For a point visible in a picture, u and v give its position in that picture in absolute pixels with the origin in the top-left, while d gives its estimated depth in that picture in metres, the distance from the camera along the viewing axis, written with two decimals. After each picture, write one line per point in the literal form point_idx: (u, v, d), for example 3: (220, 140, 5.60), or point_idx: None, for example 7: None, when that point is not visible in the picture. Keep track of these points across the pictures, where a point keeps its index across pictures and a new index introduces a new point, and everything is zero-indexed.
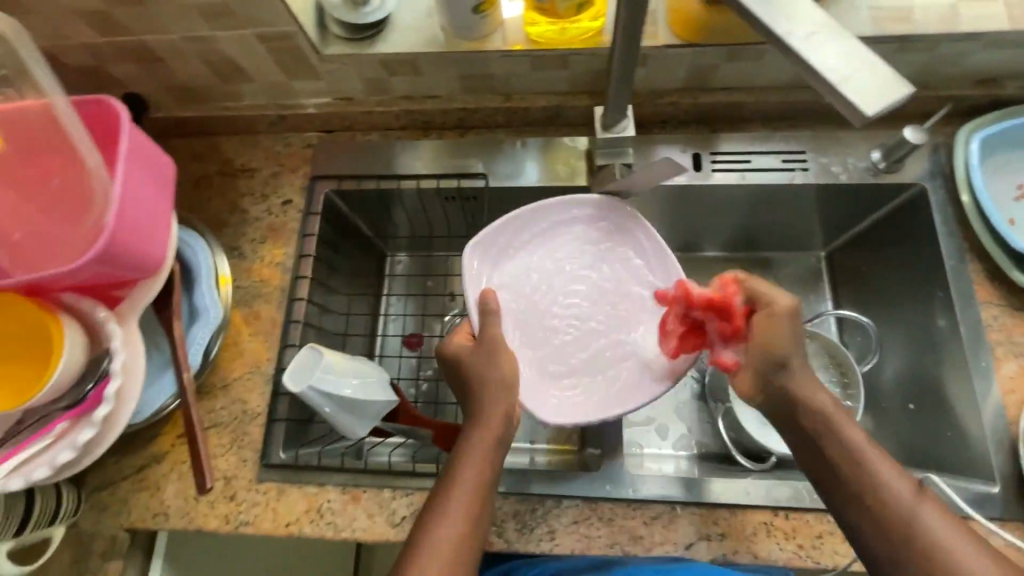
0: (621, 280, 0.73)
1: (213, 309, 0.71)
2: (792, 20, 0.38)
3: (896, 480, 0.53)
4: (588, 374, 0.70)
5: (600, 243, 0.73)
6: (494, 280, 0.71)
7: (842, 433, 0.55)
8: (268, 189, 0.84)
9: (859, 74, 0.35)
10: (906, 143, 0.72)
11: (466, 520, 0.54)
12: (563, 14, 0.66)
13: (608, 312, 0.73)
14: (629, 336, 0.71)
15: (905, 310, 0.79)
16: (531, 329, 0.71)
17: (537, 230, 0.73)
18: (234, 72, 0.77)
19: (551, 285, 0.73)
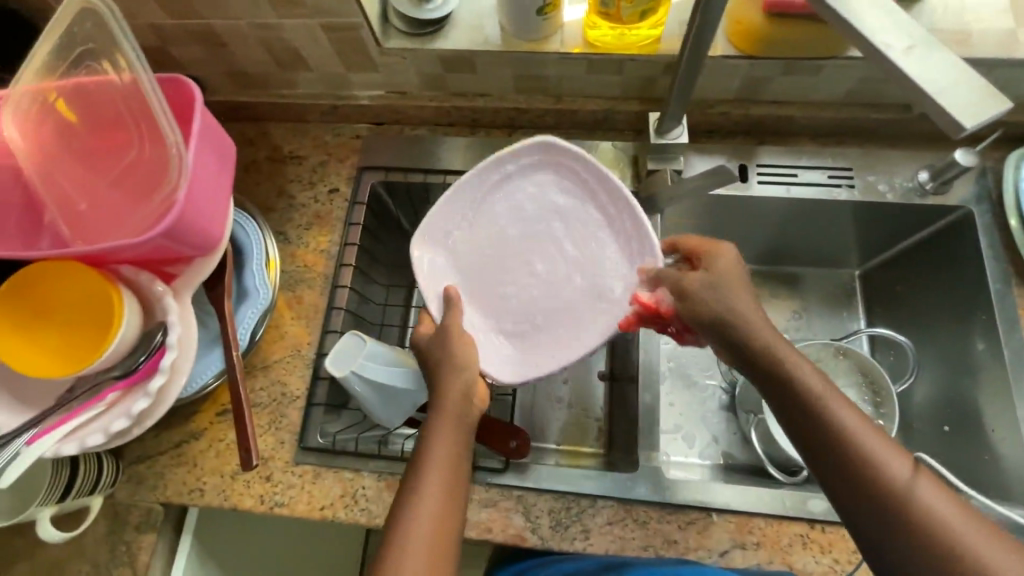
0: (580, 228, 0.69)
1: (263, 291, 0.72)
2: (890, 32, 0.39)
3: (887, 455, 0.49)
4: (553, 323, 0.67)
5: (541, 189, 0.70)
6: (446, 264, 0.69)
7: (822, 407, 0.52)
8: (316, 176, 0.85)
9: (956, 88, 0.37)
10: (956, 165, 0.72)
11: (447, 488, 0.54)
12: (626, 20, 0.66)
13: (561, 255, 0.69)
14: (585, 276, 0.68)
15: (943, 332, 0.80)
16: (490, 298, 0.69)
17: (490, 188, 0.70)
18: (293, 60, 0.78)
19: (503, 248, 0.70)
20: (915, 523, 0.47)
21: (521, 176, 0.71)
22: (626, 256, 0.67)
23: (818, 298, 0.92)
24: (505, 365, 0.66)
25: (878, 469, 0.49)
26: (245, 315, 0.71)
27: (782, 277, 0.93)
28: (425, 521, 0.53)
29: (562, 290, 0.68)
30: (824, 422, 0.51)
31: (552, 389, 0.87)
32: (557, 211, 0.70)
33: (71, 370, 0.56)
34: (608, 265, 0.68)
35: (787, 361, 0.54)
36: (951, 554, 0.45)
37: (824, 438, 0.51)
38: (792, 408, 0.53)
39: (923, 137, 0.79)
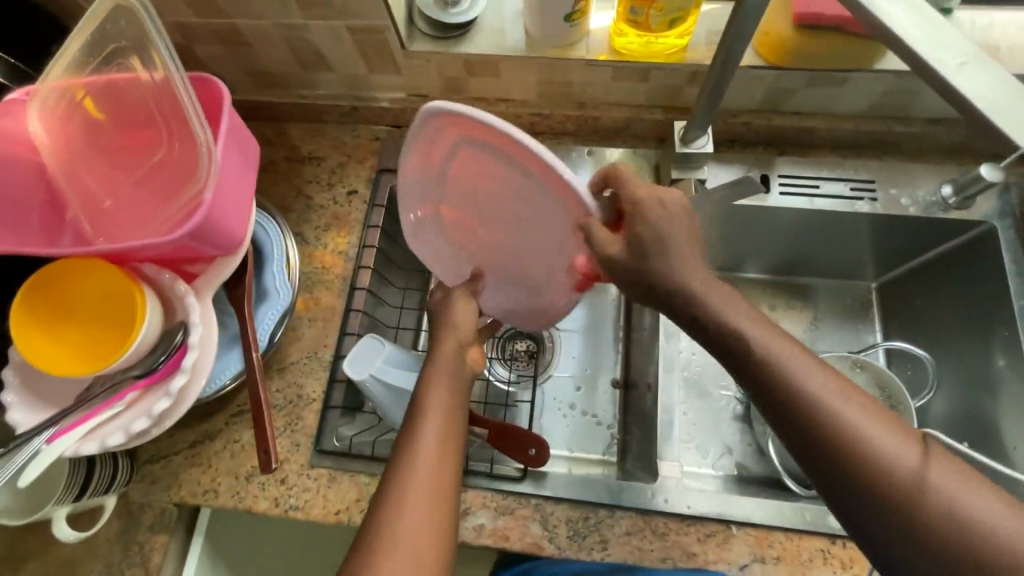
0: (511, 184, 0.57)
1: (283, 292, 0.72)
2: (942, 45, 0.39)
3: (892, 443, 0.44)
4: (533, 267, 0.65)
5: (454, 152, 0.57)
6: (420, 233, 0.68)
7: (803, 385, 0.47)
8: (334, 177, 0.85)
9: (1010, 104, 0.37)
10: (981, 180, 0.71)
11: (440, 474, 0.51)
12: (655, 29, 0.65)
13: (507, 208, 0.60)
14: (538, 226, 0.60)
15: (962, 347, 0.79)
16: (472, 250, 0.68)
17: (421, 169, 0.60)
18: (315, 61, 0.78)
19: (455, 208, 0.64)
20: (917, 500, 0.42)
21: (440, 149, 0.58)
22: (569, 211, 0.56)
23: (834, 309, 0.91)
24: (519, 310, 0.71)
25: (869, 444, 0.44)
26: (264, 318, 0.71)
27: (798, 287, 0.93)
28: (414, 506, 0.49)
29: (529, 242, 0.63)
30: (804, 400, 0.46)
31: (566, 395, 0.86)
32: (494, 179, 0.58)
33: (94, 368, 0.56)
34: (554, 216, 0.58)
35: (759, 335, 0.49)
36: (958, 530, 0.41)
37: (807, 420, 0.46)
38: (768, 388, 0.48)
39: (945, 151, 0.79)
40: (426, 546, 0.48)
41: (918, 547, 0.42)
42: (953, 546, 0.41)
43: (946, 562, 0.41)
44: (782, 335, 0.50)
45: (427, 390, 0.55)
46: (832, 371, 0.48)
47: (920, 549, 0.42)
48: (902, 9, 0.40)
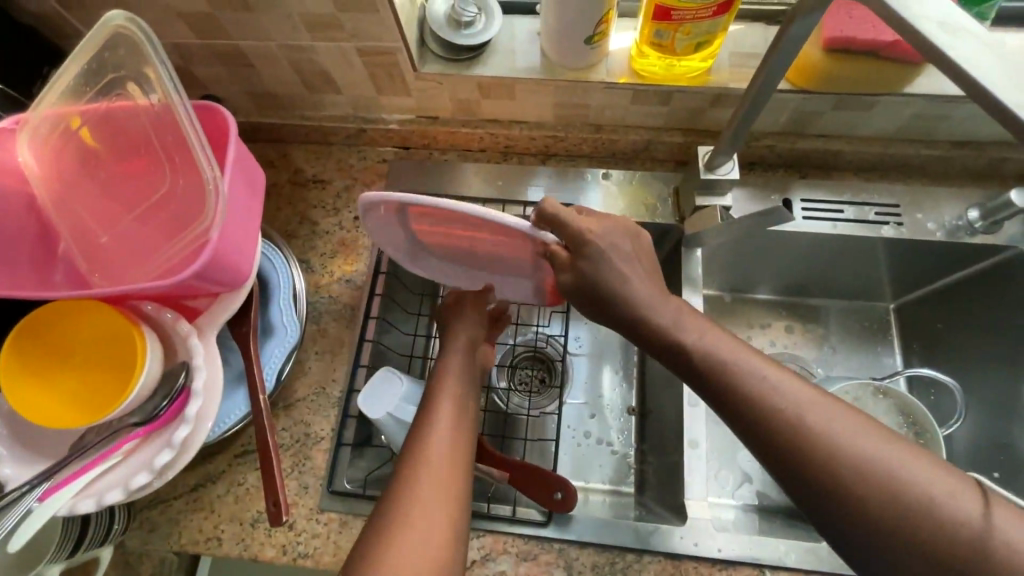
0: (452, 227, 0.57)
1: (291, 327, 0.68)
2: (1014, 81, 0.35)
3: (939, 484, 0.42)
4: (503, 270, 0.66)
5: (402, 219, 0.58)
6: (416, 262, 0.70)
7: (825, 427, 0.44)
8: (340, 202, 0.82)
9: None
10: (1011, 205, 0.69)
11: (451, 466, 0.53)
12: (680, 52, 0.63)
13: (458, 239, 0.60)
14: (488, 246, 0.60)
15: (990, 375, 0.77)
16: (449, 266, 0.69)
17: (385, 225, 0.61)
18: (321, 82, 0.75)
19: (422, 246, 0.65)
20: (893, 498, 0.41)
21: (390, 212, 0.57)
22: (515, 236, 0.55)
23: (853, 332, 0.89)
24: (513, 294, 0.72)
25: (840, 448, 0.43)
26: (271, 355, 0.67)
27: (815, 310, 0.90)
28: (428, 489, 0.51)
29: (488, 257, 0.63)
30: (770, 410, 0.46)
31: (580, 422, 0.82)
32: (446, 228, 0.57)
33: (91, 418, 0.52)
34: (502, 240, 0.57)
35: (716, 346, 0.51)
36: (935, 525, 0.40)
37: (779, 431, 0.45)
38: (759, 422, 0.46)
39: (970, 175, 0.77)
40: (443, 539, 0.49)
41: (901, 550, 0.41)
42: (935, 544, 0.40)
43: (931, 563, 0.40)
44: (785, 370, 0.48)
45: (438, 392, 0.59)
46: (795, 375, 0.48)
47: (905, 553, 0.41)
48: (968, 44, 0.37)
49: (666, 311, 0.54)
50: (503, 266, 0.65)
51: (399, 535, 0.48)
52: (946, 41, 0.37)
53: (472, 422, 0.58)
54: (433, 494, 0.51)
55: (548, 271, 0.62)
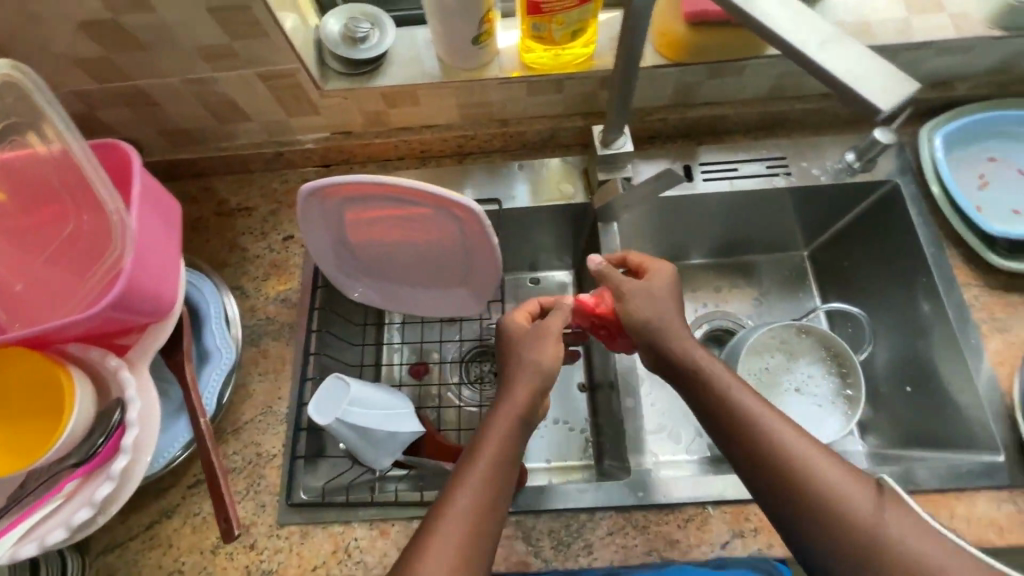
0: (390, 213, 0.70)
1: (226, 351, 0.69)
2: (813, 32, 0.40)
3: (855, 493, 0.50)
4: (432, 265, 0.77)
5: (348, 214, 0.71)
6: (360, 278, 0.80)
7: (769, 431, 0.54)
8: (267, 226, 0.83)
9: (873, 77, 0.38)
10: (877, 143, 0.76)
11: (484, 493, 0.53)
12: (559, 41, 0.68)
13: (393, 228, 0.72)
14: (413, 226, 0.72)
15: (889, 301, 0.82)
16: (385, 269, 0.79)
17: (333, 228, 0.73)
18: (228, 112, 0.76)
19: (371, 254, 0.76)
20: (821, 498, 0.50)
21: (335, 201, 0.69)
22: (436, 207, 0.67)
23: (775, 284, 0.95)
24: (450, 300, 0.82)
25: (783, 450, 0.53)
26: (209, 380, 0.68)
27: (738, 268, 0.96)
28: (466, 510, 0.52)
29: (418, 245, 0.74)
30: (732, 411, 0.56)
31: None
32: (385, 213, 0.70)
33: (26, 462, 0.53)
34: (425, 216, 0.69)
35: (695, 358, 0.60)
36: (851, 525, 0.49)
37: (747, 442, 0.54)
38: (720, 417, 0.57)
39: (843, 122, 0.84)
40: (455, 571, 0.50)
41: (821, 539, 0.50)
42: (847, 535, 0.49)
43: (840, 551, 0.49)
44: (746, 386, 0.58)
45: (496, 414, 0.58)
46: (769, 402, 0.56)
47: (828, 547, 0.49)
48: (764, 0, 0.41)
49: (683, 336, 0.61)
50: (428, 256, 0.76)
51: (431, 549, 0.51)
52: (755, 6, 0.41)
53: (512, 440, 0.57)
54: (466, 523, 0.52)
55: (467, 250, 0.73)
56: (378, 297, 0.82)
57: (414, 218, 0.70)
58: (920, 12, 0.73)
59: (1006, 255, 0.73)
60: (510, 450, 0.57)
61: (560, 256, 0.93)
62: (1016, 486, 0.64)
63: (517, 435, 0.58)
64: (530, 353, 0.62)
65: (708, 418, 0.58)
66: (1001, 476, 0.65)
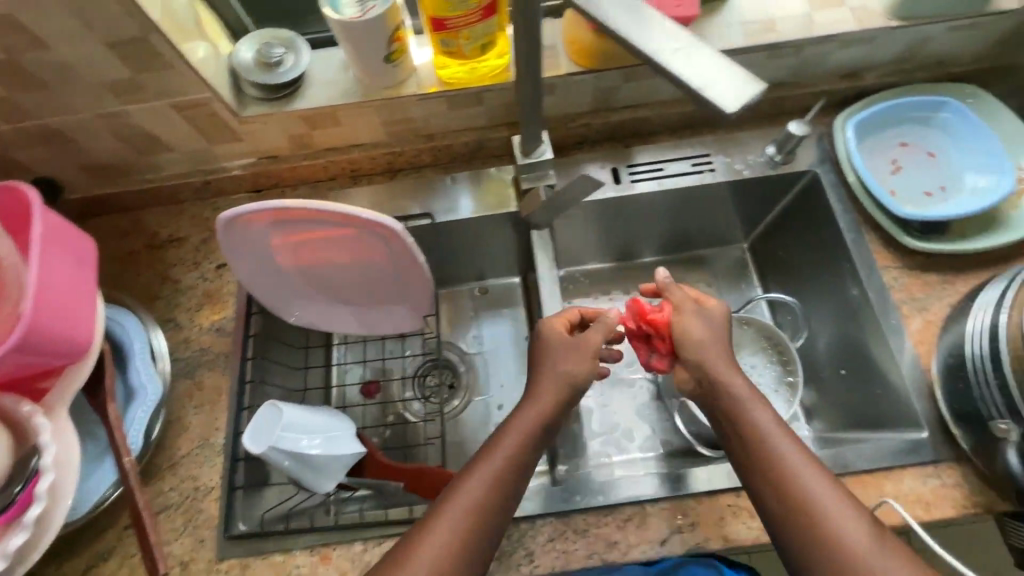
0: (325, 236, 0.69)
1: (151, 387, 0.67)
2: (668, 38, 0.42)
3: (845, 517, 0.52)
4: (365, 287, 0.77)
5: (287, 238, 0.70)
6: (296, 303, 0.79)
7: (772, 445, 0.56)
8: (200, 255, 0.82)
9: (719, 79, 0.40)
10: (794, 136, 0.79)
11: (488, 497, 0.56)
12: (469, 55, 0.69)
13: (327, 250, 0.72)
14: (342, 247, 0.71)
15: (820, 287, 0.84)
16: (320, 291, 0.78)
17: (271, 251, 0.72)
18: (148, 144, 0.76)
19: (309, 276, 0.76)
20: (808, 512, 0.53)
21: (267, 225, 0.68)
22: (363, 227, 0.67)
23: (717, 278, 0.96)
24: (391, 318, 0.81)
25: (781, 464, 0.55)
26: (135, 419, 0.66)
27: (681, 265, 0.97)
28: (464, 512, 0.55)
29: (351, 266, 0.74)
30: (741, 423, 0.58)
31: (489, 416, 0.88)
32: (320, 236, 0.70)
33: None
34: (356, 237, 0.69)
35: (723, 374, 0.61)
36: (834, 543, 0.51)
37: (749, 450, 0.57)
38: (732, 426, 0.59)
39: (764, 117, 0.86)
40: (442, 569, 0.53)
41: (801, 547, 0.53)
42: (828, 549, 0.51)
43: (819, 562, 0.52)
44: (767, 407, 0.59)
45: (518, 419, 0.61)
46: (779, 417, 0.58)
47: (807, 556, 0.52)
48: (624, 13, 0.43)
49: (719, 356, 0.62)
50: (363, 277, 0.76)
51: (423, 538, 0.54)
52: (617, 19, 0.43)
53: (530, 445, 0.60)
54: (461, 519, 0.55)
55: (394, 267, 0.73)
56: (315, 319, 0.81)
57: (342, 238, 0.70)
58: (821, 7, 0.75)
59: (919, 237, 0.75)
60: (519, 457, 0.59)
61: (503, 264, 0.93)
62: (939, 461, 0.66)
63: (534, 443, 0.60)
64: (566, 364, 0.64)
65: (729, 431, 0.59)
66: (925, 453, 0.66)
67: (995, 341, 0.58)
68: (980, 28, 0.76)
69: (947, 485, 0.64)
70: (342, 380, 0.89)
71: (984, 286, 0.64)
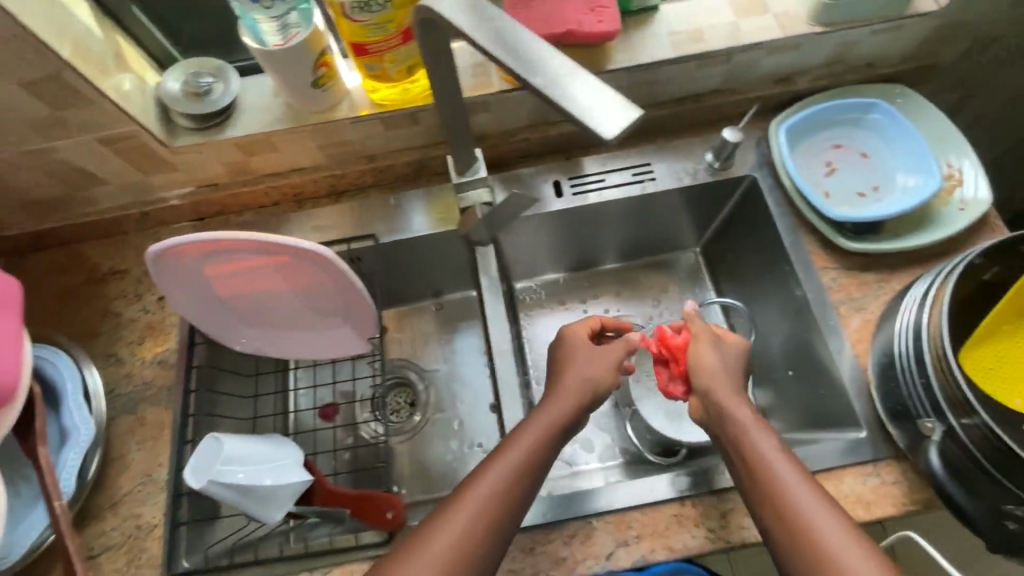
0: (257, 262, 0.68)
1: (84, 426, 0.68)
2: (553, 75, 0.43)
3: (849, 548, 0.49)
4: (309, 312, 0.77)
5: (219, 266, 0.69)
6: (241, 332, 0.78)
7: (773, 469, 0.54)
8: (142, 287, 0.81)
9: (592, 102, 0.41)
10: (729, 142, 0.80)
11: (499, 503, 0.55)
12: (397, 77, 0.69)
13: (261, 276, 0.71)
14: (275, 273, 0.71)
15: (766, 290, 0.85)
16: (266, 319, 0.78)
17: (206, 279, 0.71)
18: (79, 178, 0.75)
19: (254, 304, 0.75)
20: (807, 536, 0.50)
21: (195, 254, 0.66)
22: (294, 253, 0.67)
23: (670, 284, 0.97)
24: (342, 342, 0.81)
25: (781, 487, 0.53)
26: (67, 460, 0.67)
27: (635, 272, 0.98)
28: (479, 514, 0.54)
29: (290, 292, 0.74)
30: (744, 443, 0.57)
31: (449, 435, 0.87)
32: (253, 264, 0.69)
33: None
34: (289, 263, 0.69)
35: (729, 398, 0.61)
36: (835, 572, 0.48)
37: (750, 471, 0.56)
38: (735, 447, 0.58)
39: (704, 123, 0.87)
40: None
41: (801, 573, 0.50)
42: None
43: None
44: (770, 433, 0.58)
45: (532, 421, 0.61)
46: (783, 443, 0.57)
47: None
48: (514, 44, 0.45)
49: (726, 378, 0.63)
50: (308, 303, 0.76)
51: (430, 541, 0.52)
52: (512, 58, 0.44)
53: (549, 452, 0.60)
54: (475, 520, 0.53)
55: (332, 291, 0.73)
56: (262, 346, 0.80)
57: (275, 266, 0.69)
58: (747, 16, 0.76)
59: (853, 238, 0.76)
60: (534, 459, 0.58)
61: (456, 280, 0.93)
62: (878, 459, 0.67)
63: (552, 443, 0.60)
64: (574, 376, 0.66)
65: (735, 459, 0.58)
66: (864, 452, 0.67)
67: (918, 340, 0.60)
68: (903, 30, 0.77)
69: (886, 484, 0.65)
70: (297, 406, 0.88)
71: (912, 283, 0.65)
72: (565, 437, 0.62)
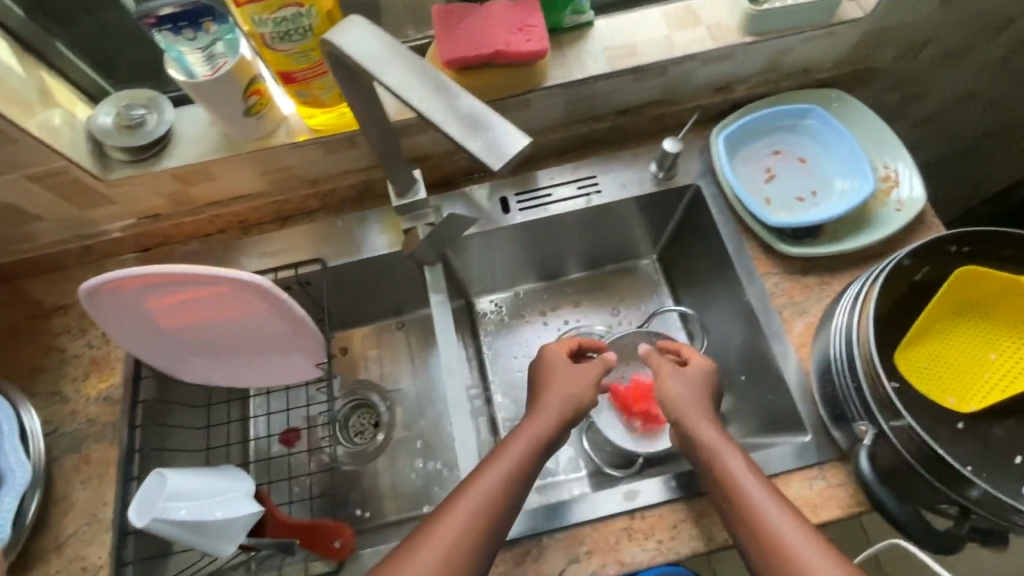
0: (194, 294, 0.68)
1: (19, 470, 0.67)
2: (452, 113, 0.44)
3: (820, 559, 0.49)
4: (256, 342, 0.76)
5: (157, 300, 0.68)
6: (188, 364, 0.77)
7: (742, 482, 0.55)
8: (86, 322, 0.80)
9: (481, 135, 0.43)
10: (670, 153, 0.80)
11: (478, 520, 0.54)
12: (330, 101, 0.70)
13: (200, 306, 0.70)
14: (214, 303, 0.70)
15: (715, 296, 0.86)
16: (214, 349, 0.77)
17: (146, 314, 0.70)
18: (14, 216, 0.73)
19: (203, 336, 0.75)
20: (778, 547, 0.50)
21: (128, 290, 0.65)
22: (228, 282, 0.66)
23: (626, 292, 0.98)
24: (294, 369, 0.80)
25: (752, 500, 0.53)
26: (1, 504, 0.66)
27: (591, 283, 0.98)
28: (464, 531, 0.53)
29: (234, 322, 0.73)
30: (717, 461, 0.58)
31: (408, 455, 0.87)
32: (191, 295, 0.68)
33: None
34: (226, 292, 0.68)
35: (701, 419, 0.62)
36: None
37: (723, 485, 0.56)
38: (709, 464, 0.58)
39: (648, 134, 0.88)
40: None
41: None
42: None
43: None
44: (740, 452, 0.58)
45: (513, 438, 0.61)
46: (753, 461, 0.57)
47: None
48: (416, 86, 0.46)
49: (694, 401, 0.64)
50: (257, 333, 0.75)
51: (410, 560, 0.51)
52: (421, 99, 0.45)
53: (530, 471, 0.59)
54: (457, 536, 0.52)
55: (274, 317, 0.72)
56: (212, 377, 0.79)
57: (212, 296, 0.69)
58: (680, 28, 0.78)
59: (794, 243, 0.77)
60: (522, 472, 0.58)
61: (411, 299, 0.93)
62: (823, 462, 0.67)
63: (534, 459, 0.60)
64: (548, 398, 0.65)
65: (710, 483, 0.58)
66: (810, 456, 0.67)
67: (850, 346, 0.61)
68: (833, 36, 0.79)
69: (832, 486, 0.66)
70: (255, 433, 0.88)
71: (847, 287, 0.66)
72: (546, 454, 0.62)
